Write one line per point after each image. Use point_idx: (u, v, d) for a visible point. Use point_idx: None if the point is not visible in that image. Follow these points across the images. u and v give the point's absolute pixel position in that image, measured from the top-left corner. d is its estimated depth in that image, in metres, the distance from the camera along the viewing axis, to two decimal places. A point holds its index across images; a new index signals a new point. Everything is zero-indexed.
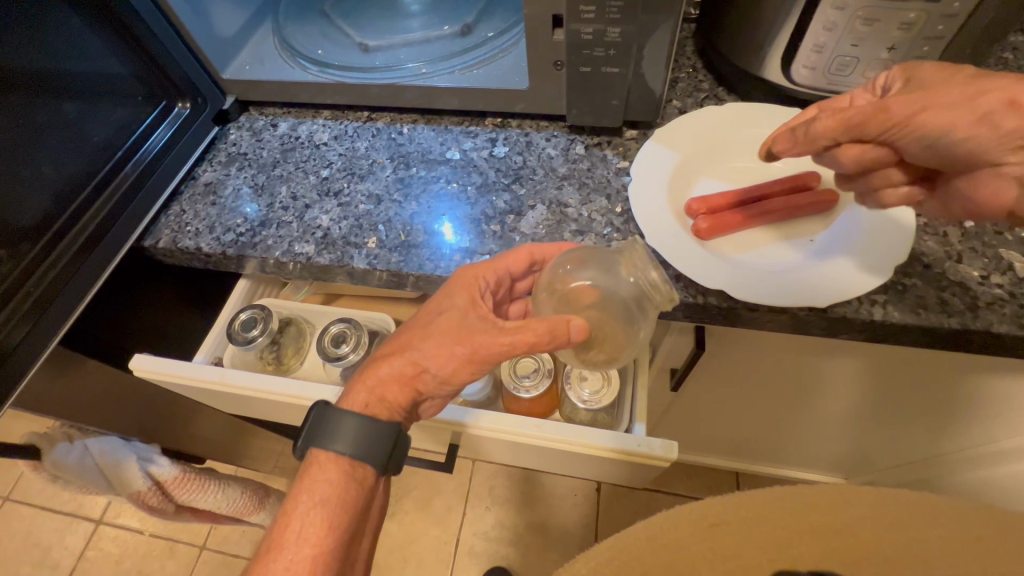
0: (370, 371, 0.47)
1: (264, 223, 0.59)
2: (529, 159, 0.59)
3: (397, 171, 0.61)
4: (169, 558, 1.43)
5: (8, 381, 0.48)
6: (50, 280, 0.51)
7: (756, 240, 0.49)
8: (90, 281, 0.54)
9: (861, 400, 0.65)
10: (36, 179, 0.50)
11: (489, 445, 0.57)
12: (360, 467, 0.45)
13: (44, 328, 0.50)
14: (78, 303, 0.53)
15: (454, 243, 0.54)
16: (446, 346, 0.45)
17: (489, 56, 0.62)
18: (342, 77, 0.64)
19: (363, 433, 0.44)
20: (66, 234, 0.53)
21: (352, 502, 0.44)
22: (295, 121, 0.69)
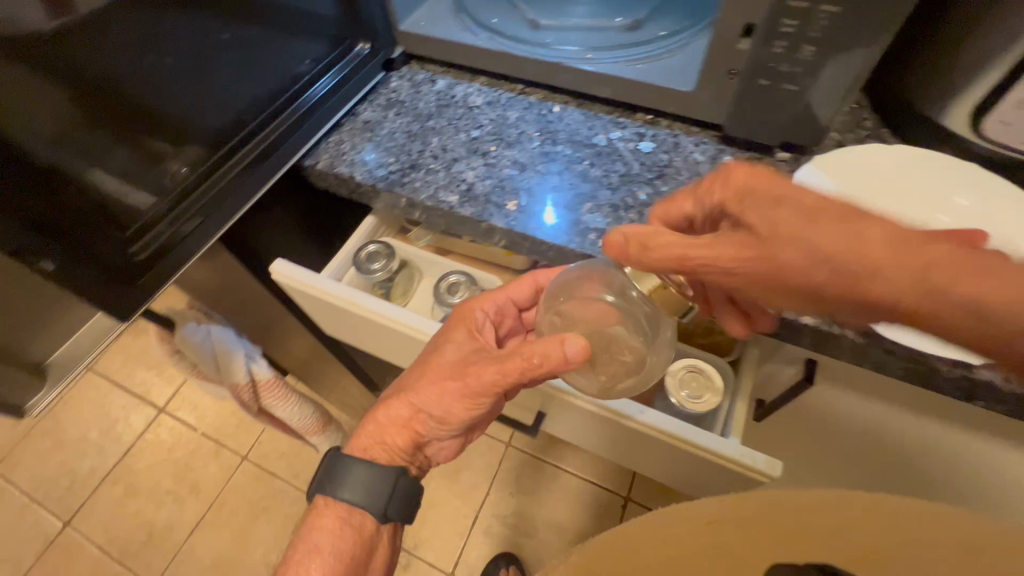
0: (374, 416, 0.57)
1: (414, 167, 0.63)
2: (675, 159, 0.60)
3: (544, 145, 0.63)
4: (213, 459, 1.54)
5: (177, 264, 0.53)
6: (221, 184, 0.57)
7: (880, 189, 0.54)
8: (251, 190, 0.59)
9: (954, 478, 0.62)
10: (232, 90, 0.56)
11: (571, 413, 0.60)
12: (356, 515, 0.54)
13: (210, 223, 0.56)
14: (240, 207, 0.58)
15: (591, 222, 0.56)
16: (438, 384, 0.53)
17: (656, 53, 0.63)
18: (510, 49, 0.67)
19: (373, 482, 0.54)
20: (244, 146, 0.59)
21: (348, 549, 0.53)
22: (452, 80, 0.72)
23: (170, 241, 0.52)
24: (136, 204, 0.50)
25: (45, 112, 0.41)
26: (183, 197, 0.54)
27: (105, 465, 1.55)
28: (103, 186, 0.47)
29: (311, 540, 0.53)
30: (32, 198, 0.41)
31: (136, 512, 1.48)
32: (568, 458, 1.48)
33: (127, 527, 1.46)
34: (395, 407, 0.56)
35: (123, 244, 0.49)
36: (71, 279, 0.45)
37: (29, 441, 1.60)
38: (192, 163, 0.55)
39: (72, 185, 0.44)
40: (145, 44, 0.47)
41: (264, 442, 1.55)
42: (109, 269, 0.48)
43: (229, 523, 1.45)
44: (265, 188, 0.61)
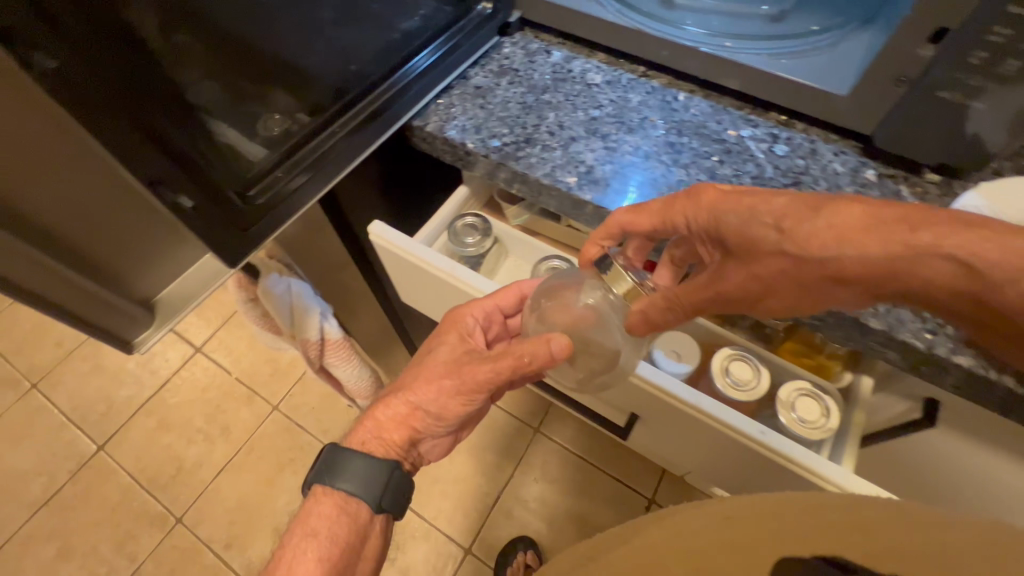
0: (372, 413, 0.56)
1: (528, 141, 0.59)
2: (812, 166, 0.56)
3: (668, 135, 0.59)
4: (244, 405, 1.56)
5: (270, 226, 0.49)
6: (324, 145, 0.52)
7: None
8: (352, 155, 0.55)
9: None
10: (347, 38, 0.53)
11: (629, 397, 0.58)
12: (351, 502, 0.53)
13: (308, 187, 0.51)
14: (337, 173, 0.54)
15: None
16: (434, 382, 0.53)
17: (804, 50, 0.58)
18: (641, 26, 0.63)
19: (368, 474, 0.53)
20: (354, 104, 0.54)
21: (343, 534, 0.52)
22: (569, 54, 0.68)
23: (280, 192, 0.49)
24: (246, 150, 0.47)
25: (173, 34, 0.38)
26: (287, 156, 0.50)
27: (141, 396, 1.58)
28: (218, 125, 0.44)
29: (306, 522, 0.52)
30: (166, 123, 0.38)
31: (167, 445, 1.51)
32: (596, 452, 1.47)
33: (157, 459, 1.49)
34: (400, 405, 0.55)
35: (238, 189, 0.46)
36: (191, 216, 0.42)
37: (71, 363, 1.64)
38: (301, 113, 0.51)
39: (195, 117, 0.41)
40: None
41: (296, 394, 1.57)
42: (223, 213, 0.44)
43: (255, 469, 1.47)
44: (363, 154, 0.57)
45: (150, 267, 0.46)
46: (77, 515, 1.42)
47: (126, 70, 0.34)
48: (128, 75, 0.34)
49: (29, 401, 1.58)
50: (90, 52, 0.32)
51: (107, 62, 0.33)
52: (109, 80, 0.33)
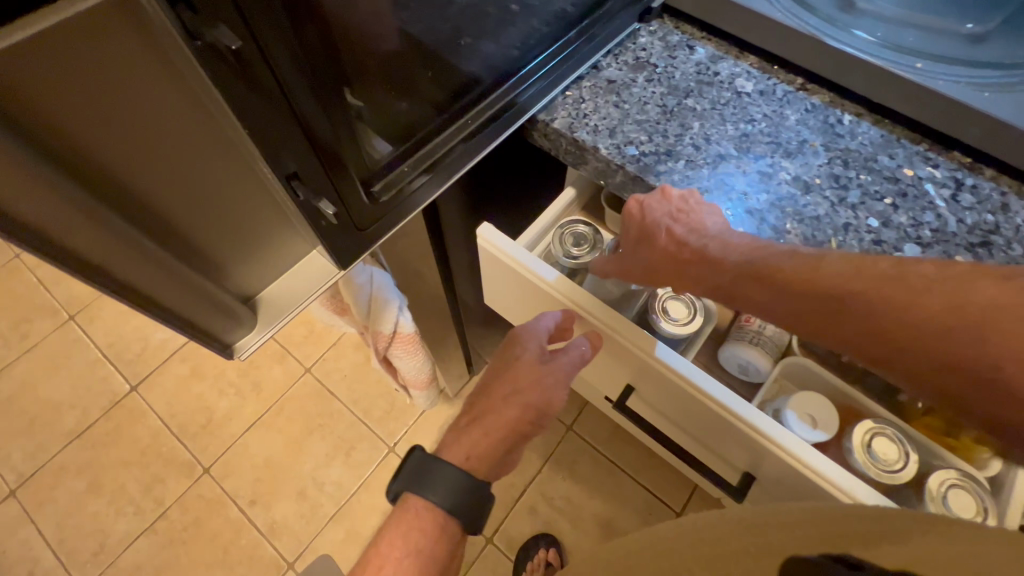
0: (466, 430, 0.55)
1: (670, 154, 0.52)
2: (1004, 226, 0.48)
3: (833, 166, 0.51)
4: (277, 363, 1.54)
5: (380, 230, 0.44)
6: (445, 142, 0.45)
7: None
8: (470, 155, 0.49)
9: None
10: None
11: (695, 412, 0.54)
12: (448, 521, 0.51)
13: (423, 190, 0.46)
14: (449, 177, 0.48)
15: None
16: (532, 386, 0.55)
17: (1015, 83, 0.49)
18: (814, 30, 0.54)
19: (460, 491, 0.51)
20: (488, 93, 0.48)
21: (441, 550, 0.50)
22: (716, 52, 0.60)
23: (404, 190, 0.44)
24: (380, 139, 0.41)
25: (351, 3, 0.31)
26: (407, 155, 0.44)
27: (176, 341, 1.57)
28: (365, 111, 0.38)
29: (406, 538, 0.50)
30: (319, 112, 0.33)
31: (199, 395, 1.51)
32: (628, 458, 1.43)
33: (188, 407, 1.49)
34: (505, 411, 0.55)
35: (366, 185, 0.40)
36: (323, 220, 0.38)
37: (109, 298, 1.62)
38: (442, 99, 0.45)
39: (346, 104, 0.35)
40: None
41: (329, 360, 1.54)
42: (348, 212, 0.39)
43: (284, 429, 1.46)
44: (482, 152, 0.51)
45: (259, 268, 0.43)
46: (109, 453, 1.44)
47: (293, 56, 0.29)
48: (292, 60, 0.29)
49: (67, 332, 1.58)
50: (258, 33, 0.27)
51: (273, 46, 0.28)
52: (270, 64, 0.28)
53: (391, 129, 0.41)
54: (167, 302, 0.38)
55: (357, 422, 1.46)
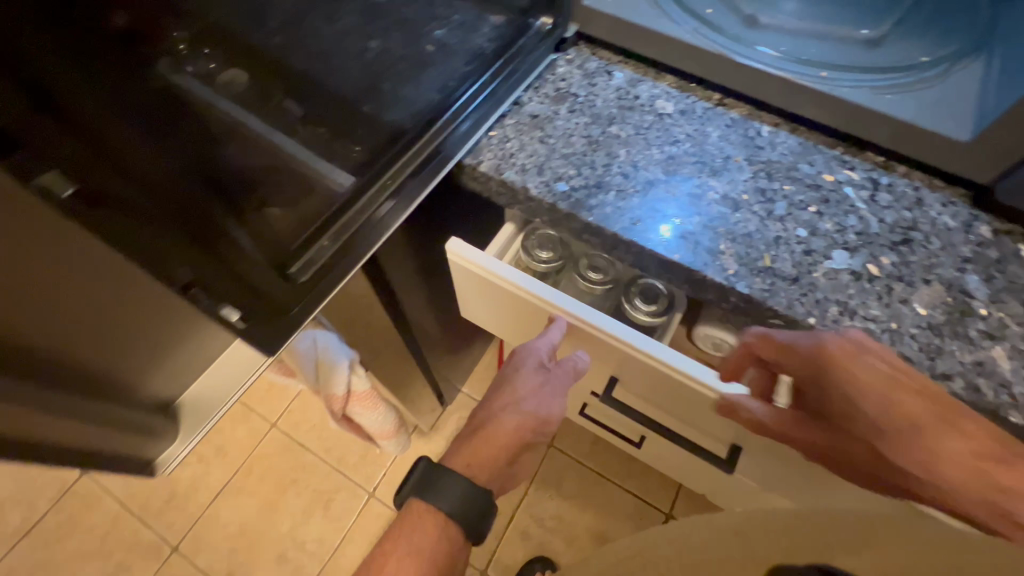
0: (468, 439, 0.55)
1: (601, 186, 0.52)
2: (921, 221, 0.50)
3: (757, 179, 0.52)
4: (240, 423, 1.46)
5: (306, 308, 0.42)
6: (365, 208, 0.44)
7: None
8: (395, 215, 0.47)
9: None
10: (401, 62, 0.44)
11: (684, 398, 0.54)
12: (449, 525, 0.50)
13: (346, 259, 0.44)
14: (375, 241, 0.46)
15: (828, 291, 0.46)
16: (532, 395, 0.55)
17: (910, 83, 0.52)
18: (722, 48, 0.55)
19: (462, 496, 0.50)
20: (407, 147, 0.47)
21: (441, 554, 0.49)
22: (634, 76, 0.60)
23: (326, 263, 0.42)
24: (287, 221, 0.40)
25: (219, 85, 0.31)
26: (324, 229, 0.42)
27: None
28: (263, 198, 0.37)
29: (408, 538, 0.49)
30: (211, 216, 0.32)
31: None
32: (611, 466, 1.43)
33: (148, 484, 1.39)
34: (505, 422, 0.54)
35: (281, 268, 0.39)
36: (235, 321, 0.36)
37: None
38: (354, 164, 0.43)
39: (238, 200, 0.35)
40: (316, 2, 0.34)
41: (294, 411, 1.48)
42: (264, 304, 0.38)
43: (255, 492, 1.39)
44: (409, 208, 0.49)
45: (181, 373, 0.53)
46: (64, 547, 1.33)
47: (172, 169, 0.29)
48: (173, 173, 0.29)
49: None
50: (128, 160, 0.26)
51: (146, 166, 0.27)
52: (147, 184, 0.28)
53: (298, 210, 0.40)
54: (45, 438, 0.41)
55: (333, 471, 1.41)
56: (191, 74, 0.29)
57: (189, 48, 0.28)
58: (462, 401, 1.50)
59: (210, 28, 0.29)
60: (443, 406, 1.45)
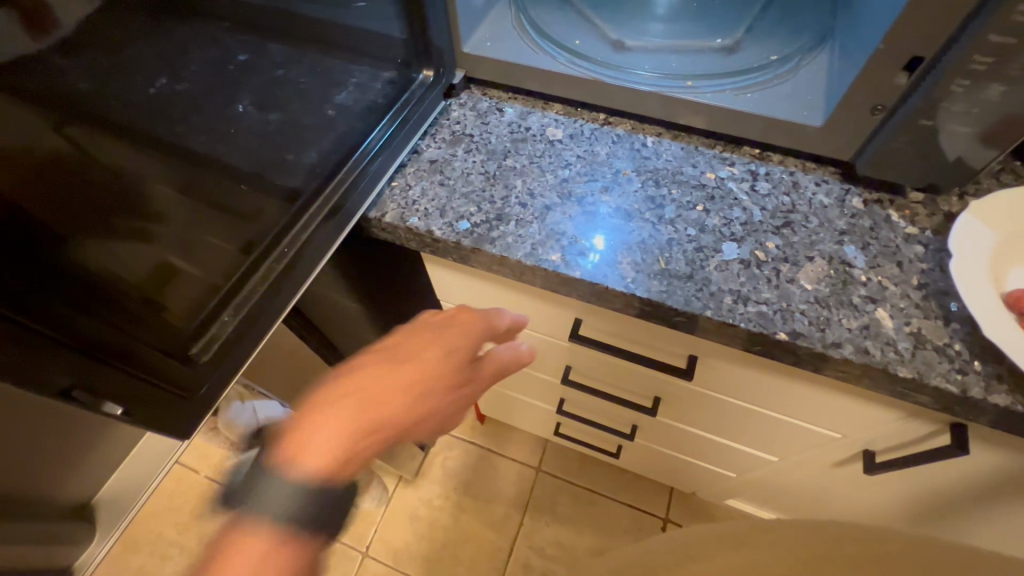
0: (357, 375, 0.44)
1: (501, 217, 0.54)
2: (799, 203, 0.54)
3: (646, 188, 0.56)
4: (221, 504, 1.42)
5: (212, 388, 0.43)
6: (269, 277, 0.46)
7: (987, 273, 0.45)
8: (298, 282, 0.48)
9: None
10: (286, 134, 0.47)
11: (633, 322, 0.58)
12: (346, 468, 0.40)
13: (253, 335, 0.45)
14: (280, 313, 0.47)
15: (714, 282, 0.49)
16: (443, 350, 0.48)
17: (764, 80, 0.57)
18: (595, 74, 0.59)
19: (343, 420, 0.41)
20: (309, 206, 0.50)
21: (329, 504, 0.38)
22: (524, 109, 0.64)
23: (230, 338, 0.43)
24: (179, 303, 0.42)
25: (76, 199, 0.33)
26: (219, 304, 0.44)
27: None
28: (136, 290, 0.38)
29: (300, 455, 0.39)
30: (72, 319, 0.34)
31: (139, 568, 1.35)
32: (601, 480, 1.43)
33: None
34: (422, 361, 0.46)
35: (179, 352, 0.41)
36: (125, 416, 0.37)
37: None
38: (246, 239, 0.45)
39: (111, 296, 0.36)
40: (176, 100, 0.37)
41: None
42: (157, 391, 0.39)
43: None
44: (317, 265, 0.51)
45: None
46: None
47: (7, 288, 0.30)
48: (14, 290, 0.30)
49: None
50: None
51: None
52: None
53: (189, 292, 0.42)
54: None
55: None
56: (38, 197, 0.30)
57: (35, 177, 0.30)
58: (444, 443, 1.49)
59: (64, 153, 0.31)
60: (423, 449, 1.43)
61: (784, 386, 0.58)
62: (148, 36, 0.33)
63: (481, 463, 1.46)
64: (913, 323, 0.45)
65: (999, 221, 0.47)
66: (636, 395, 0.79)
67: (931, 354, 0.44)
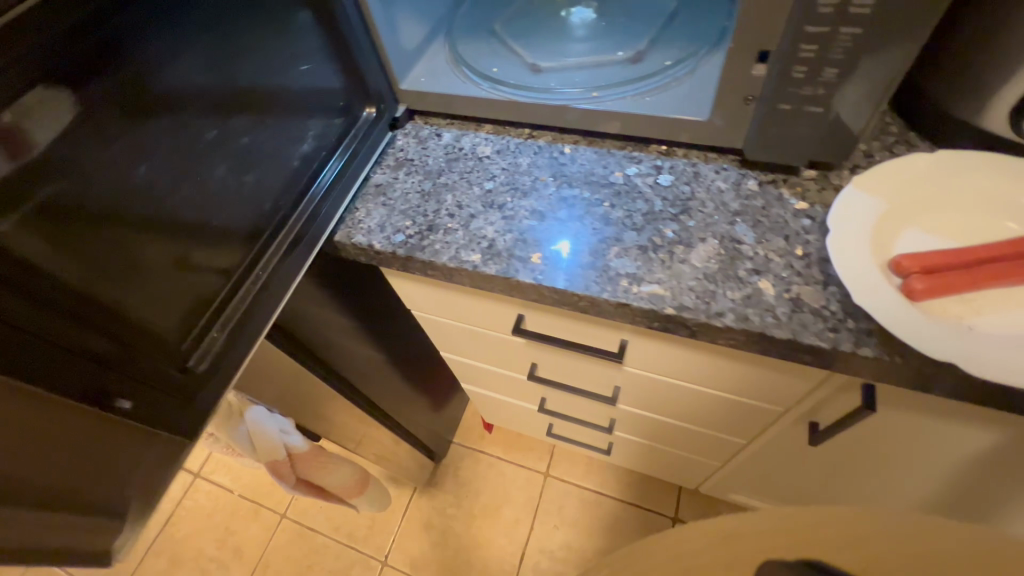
0: None
1: (432, 228, 0.62)
2: (697, 190, 0.59)
3: (560, 191, 0.62)
4: (253, 520, 1.52)
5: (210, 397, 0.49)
6: (253, 294, 0.53)
7: (872, 242, 0.49)
8: (273, 303, 0.55)
9: (996, 467, 0.63)
10: None
11: (564, 316, 0.64)
12: None
13: (238, 348, 0.52)
14: (259, 332, 0.54)
15: (593, 263, 0.55)
16: None
17: (662, 83, 0.62)
18: (513, 95, 0.67)
19: None
20: (281, 229, 0.57)
21: None
22: (459, 132, 0.72)
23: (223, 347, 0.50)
24: (177, 327, 0.48)
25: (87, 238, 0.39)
26: (214, 318, 0.51)
27: (146, 538, 1.54)
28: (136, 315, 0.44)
29: None
30: (86, 339, 0.39)
31: None
32: (608, 480, 1.45)
33: None
34: None
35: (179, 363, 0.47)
36: (126, 417, 0.42)
37: None
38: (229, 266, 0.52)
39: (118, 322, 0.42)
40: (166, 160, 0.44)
41: (299, 499, 1.53)
42: (160, 393, 0.45)
43: None
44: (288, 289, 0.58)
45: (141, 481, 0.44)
46: None
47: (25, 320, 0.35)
48: (36, 316, 0.36)
49: None
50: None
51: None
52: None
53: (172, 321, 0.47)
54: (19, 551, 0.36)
55: (345, 548, 1.44)
56: (51, 243, 0.36)
57: (52, 232, 0.36)
58: (455, 452, 1.56)
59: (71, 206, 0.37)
60: (435, 459, 1.50)
61: (707, 361, 0.62)
62: (137, 113, 0.40)
63: (491, 469, 1.52)
64: (793, 289, 0.49)
65: (873, 195, 0.52)
66: (598, 385, 0.83)
67: (808, 316, 0.47)
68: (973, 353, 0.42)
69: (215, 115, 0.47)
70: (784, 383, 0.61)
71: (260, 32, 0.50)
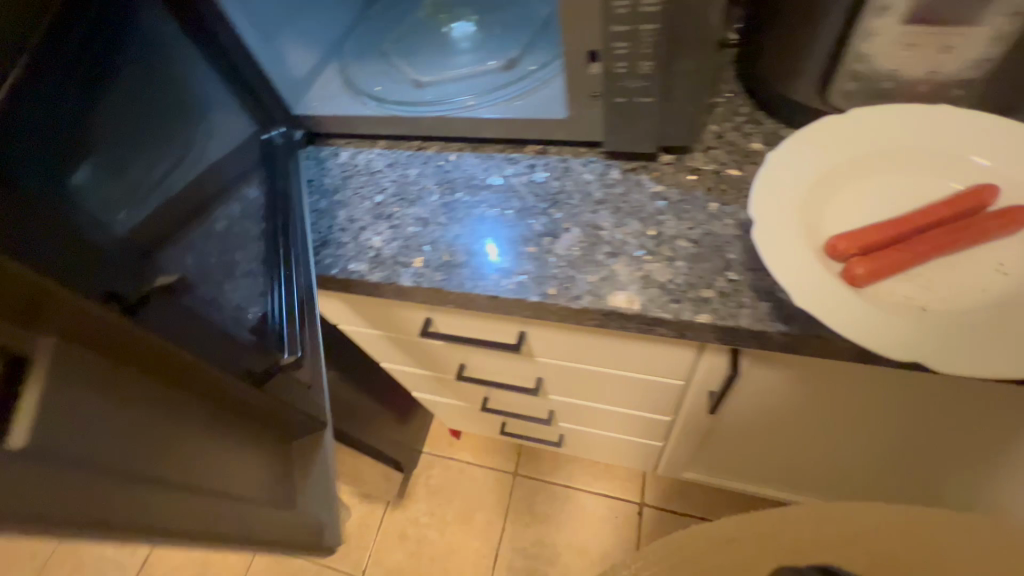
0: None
1: (324, 244, 0.65)
2: (566, 184, 0.62)
3: (443, 197, 0.65)
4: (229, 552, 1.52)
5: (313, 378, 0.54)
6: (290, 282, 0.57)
7: (802, 231, 0.48)
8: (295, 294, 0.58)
9: (879, 410, 0.68)
10: None
11: (462, 315, 0.67)
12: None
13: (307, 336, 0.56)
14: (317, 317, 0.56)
15: (498, 263, 0.57)
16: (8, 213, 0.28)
17: (531, 87, 0.66)
18: (396, 110, 0.70)
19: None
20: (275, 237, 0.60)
21: None
22: (355, 150, 0.75)
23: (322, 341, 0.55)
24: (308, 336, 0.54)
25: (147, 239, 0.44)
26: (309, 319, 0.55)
27: None
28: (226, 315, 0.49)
29: None
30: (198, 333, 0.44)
31: None
32: (575, 473, 1.48)
33: None
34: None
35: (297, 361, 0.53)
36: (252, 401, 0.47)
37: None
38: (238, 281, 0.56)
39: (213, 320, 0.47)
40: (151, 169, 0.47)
41: None
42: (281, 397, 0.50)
43: None
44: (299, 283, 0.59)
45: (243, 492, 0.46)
46: None
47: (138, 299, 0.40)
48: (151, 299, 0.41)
49: None
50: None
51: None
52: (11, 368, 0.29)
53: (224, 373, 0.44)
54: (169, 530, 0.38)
55: (322, 569, 1.45)
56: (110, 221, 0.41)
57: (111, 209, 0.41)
58: (425, 462, 1.57)
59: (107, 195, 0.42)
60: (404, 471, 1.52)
61: (598, 344, 0.66)
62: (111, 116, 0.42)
63: (462, 475, 1.53)
64: (644, 267, 0.53)
65: (791, 175, 0.51)
66: (524, 379, 0.86)
67: (656, 291, 0.51)
68: (914, 339, 0.42)
69: (156, 135, 0.48)
70: (670, 359, 0.65)
71: (184, 62, 0.54)
